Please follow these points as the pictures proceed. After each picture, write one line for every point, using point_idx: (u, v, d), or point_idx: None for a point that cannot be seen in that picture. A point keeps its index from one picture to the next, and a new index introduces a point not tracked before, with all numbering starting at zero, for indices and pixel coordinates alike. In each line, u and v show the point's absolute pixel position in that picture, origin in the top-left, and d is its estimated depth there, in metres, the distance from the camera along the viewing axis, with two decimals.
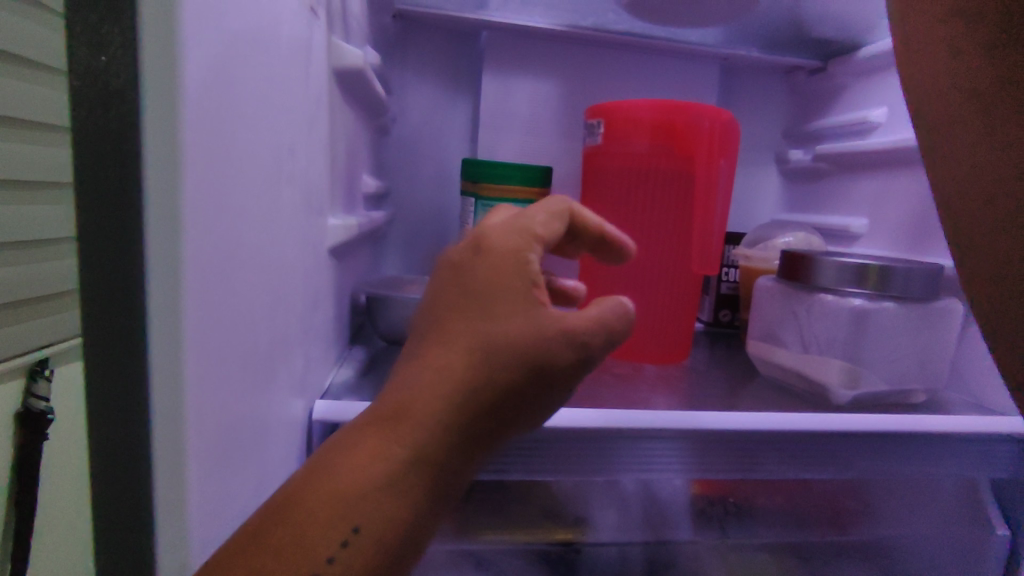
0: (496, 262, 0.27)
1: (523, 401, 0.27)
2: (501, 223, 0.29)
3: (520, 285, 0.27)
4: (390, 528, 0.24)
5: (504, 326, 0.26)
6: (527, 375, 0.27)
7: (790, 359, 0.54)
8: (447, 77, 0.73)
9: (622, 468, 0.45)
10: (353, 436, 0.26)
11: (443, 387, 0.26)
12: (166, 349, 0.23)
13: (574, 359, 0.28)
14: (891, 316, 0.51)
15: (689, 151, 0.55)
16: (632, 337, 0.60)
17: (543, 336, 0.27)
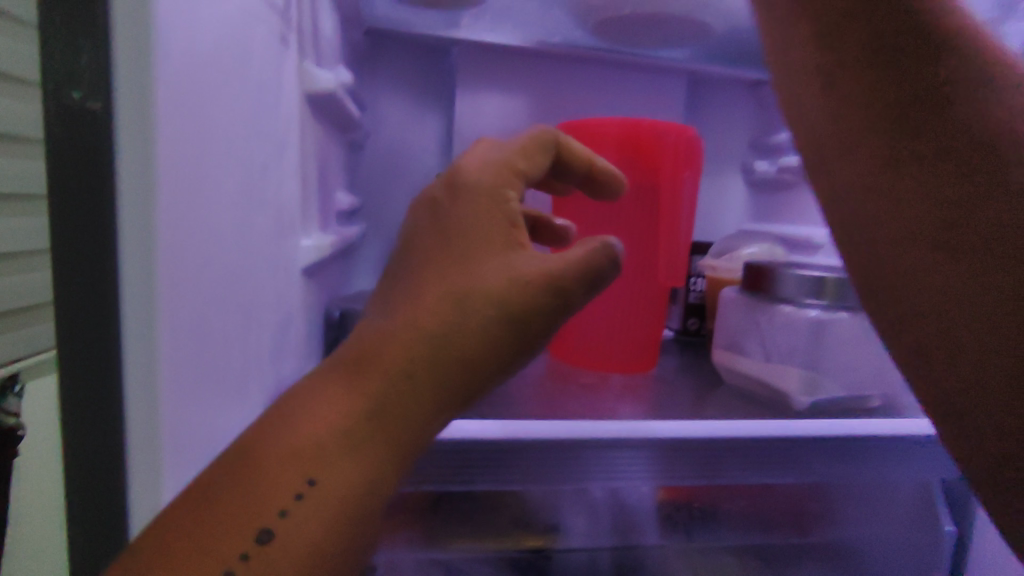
0: (471, 200, 0.29)
1: (496, 348, 0.26)
2: (480, 161, 0.31)
3: (495, 224, 0.29)
4: (351, 479, 0.24)
5: (476, 273, 0.27)
6: (500, 321, 0.26)
7: (752, 366, 0.56)
8: (420, 92, 0.74)
9: (588, 476, 0.46)
10: (316, 383, 0.25)
11: (408, 334, 0.26)
12: (140, 370, 0.24)
13: (551, 302, 0.27)
14: (847, 325, 0.53)
15: (655, 165, 0.56)
16: (602, 346, 0.61)
17: (516, 278, 0.27)
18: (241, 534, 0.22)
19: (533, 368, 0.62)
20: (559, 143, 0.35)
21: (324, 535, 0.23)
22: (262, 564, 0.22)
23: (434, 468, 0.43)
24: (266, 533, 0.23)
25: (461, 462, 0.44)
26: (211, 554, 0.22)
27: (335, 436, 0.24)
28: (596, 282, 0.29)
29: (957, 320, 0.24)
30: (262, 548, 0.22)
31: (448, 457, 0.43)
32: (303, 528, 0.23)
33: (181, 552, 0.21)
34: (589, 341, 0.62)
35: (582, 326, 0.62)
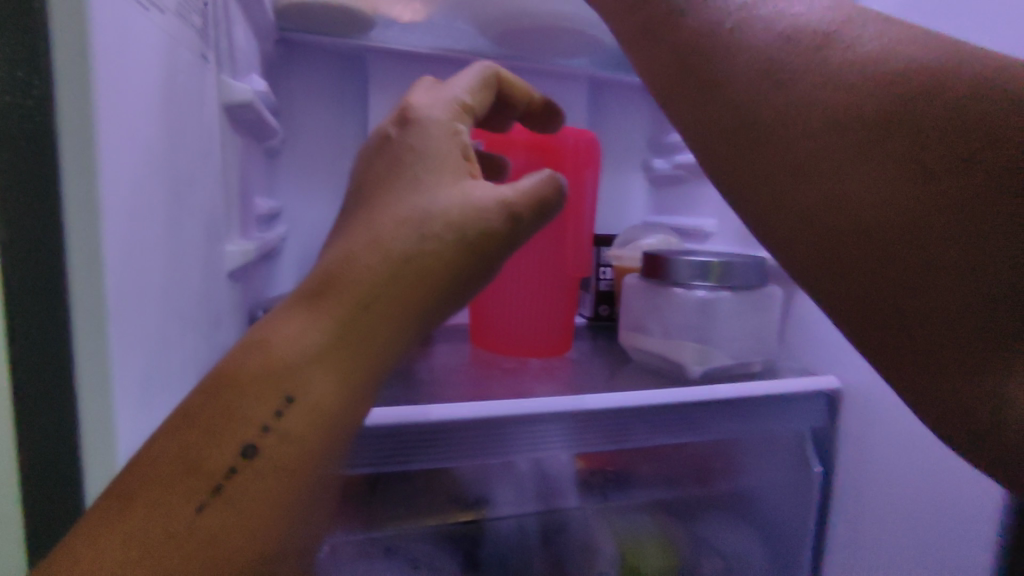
0: (427, 133, 0.32)
1: (455, 269, 0.29)
2: (429, 99, 0.34)
3: (450, 155, 0.32)
4: (323, 395, 0.26)
5: (434, 201, 0.30)
6: (457, 245, 0.29)
7: (654, 344, 0.63)
8: (336, 97, 0.76)
9: (512, 449, 0.51)
10: (283, 314, 0.28)
11: (369, 260, 0.28)
12: (93, 374, 0.26)
13: (504, 228, 0.30)
14: (730, 302, 0.60)
15: (559, 166, 0.62)
16: (520, 334, 0.67)
17: (470, 204, 0.30)
18: (229, 451, 0.25)
19: (457, 357, 0.66)
20: (500, 79, 0.39)
21: (301, 449, 0.26)
22: (246, 478, 0.25)
23: (369, 450, 0.46)
24: (251, 449, 0.25)
25: (398, 444, 0.48)
26: (203, 470, 0.24)
27: (307, 358, 0.26)
28: (549, 206, 0.32)
29: (860, 264, 0.25)
30: (249, 461, 0.25)
31: (385, 441, 0.47)
32: (285, 441, 0.25)
33: (173, 470, 0.24)
34: (508, 330, 0.67)
35: (501, 316, 0.67)
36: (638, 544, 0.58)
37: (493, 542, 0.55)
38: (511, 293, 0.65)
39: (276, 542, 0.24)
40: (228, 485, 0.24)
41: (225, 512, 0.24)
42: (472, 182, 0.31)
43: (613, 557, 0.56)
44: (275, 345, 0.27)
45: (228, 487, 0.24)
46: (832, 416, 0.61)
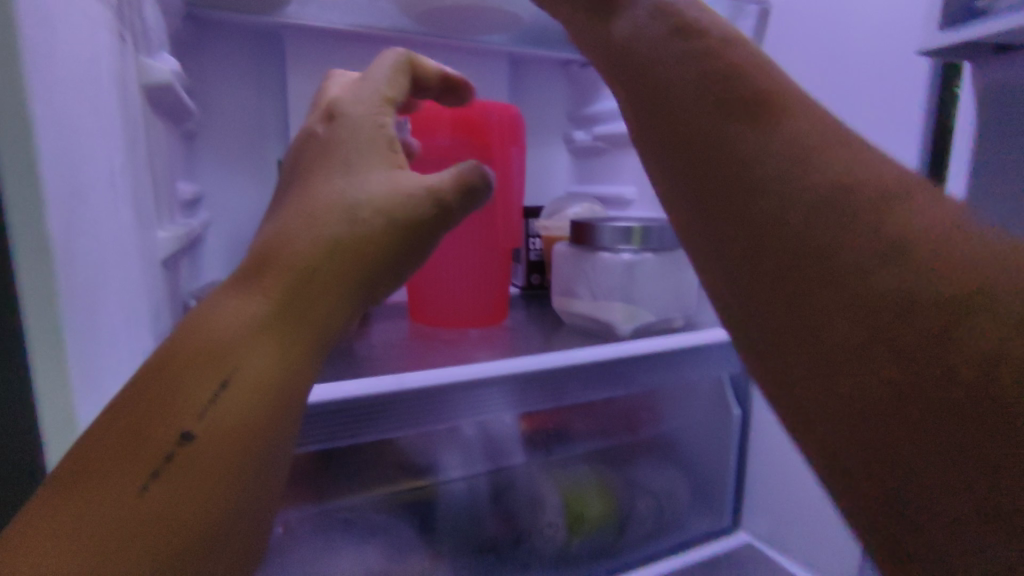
0: (354, 127, 0.34)
1: (389, 247, 0.31)
2: (353, 93, 0.36)
3: (378, 146, 0.34)
4: (264, 371, 0.27)
5: (363, 188, 0.31)
6: (389, 224, 0.31)
7: (585, 307, 0.67)
8: (252, 76, 0.74)
9: (456, 416, 0.54)
10: (219, 298, 0.28)
11: (305, 240, 0.29)
12: (45, 343, 0.27)
13: (433, 212, 0.32)
14: (652, 264, 0.65)
15: (485, 141, 0.64)
16: (458, 307, 0.69)
17: (398, 191, 0.32)
18: (171, 432, 0.25)
19: (397, 333, 0.68)
20: (414, 64, 0.40)
21: (248, 424, 0.26)
22: (188, 458, 0.24)
23: (317, 429, 0.47)
24: (192, 431, 0.25)
25: (345, 422, 0.49)
26: (146, 451, 0.24)
27: (246, 334, 0.27)
28: (476, 191, 0.34)
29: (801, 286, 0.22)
30: (190, 443, 0.25)
31: (333, 417, 0.48)
32: (226, 419, 0.25)
33: (113, 455, 0.24)
34: (446, 304, 0.69)
35: (438, 291, 0.68)
36: (582, 493, 0.62)
37: (445, 506, 0.59)
38: (446, 268, 0.67)
39: (226, 517, 0.24)
40: (173, 464, 0.24)
41: (174, 486, 0.24)
42: (398, 171, 0.33)
43: (559, 508, 0.60)
44: (220, 322, 0.27)
45: (170, 469, 0.24)
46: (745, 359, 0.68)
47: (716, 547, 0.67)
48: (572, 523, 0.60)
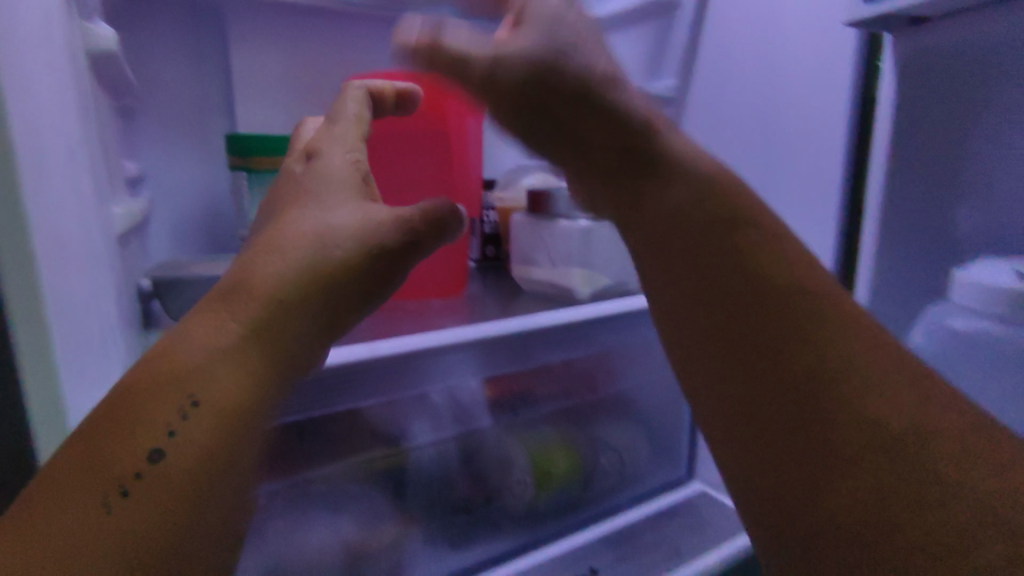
0: (329, 164, 0.38)
1: (355, 273, 0.35)
2: (327, 136, 0.40)
3: (350, 180, 0.37)
4: (227, 394, 0.28)
5: (336, 219, 0.35)
6: (357, 252, 0.35)
7: (544, 273, 0.69)
8: (192, 49, 0.72)
9: (424, 381, 0.55)
10: (187, 323, 0.30)
11: (273, 268, 0.32)
12: (21, 294, 0.33)
13: (399, 241, 0.36)
14: (608, 229, 0.67)
15: (446, 113, 0.64)
16: (418, 277, 0.69)
17: (368, 220, 0.36)
18: (135, 454, 0.26)
19: None
20: (371, 93, 0.45)
21: (210, 445, 0.27)
22: (153, 479, 0.26)
23: (294, 401, 0.48)
24: (157, 453, 0.26)
25: (322, 393, 0.49)
26: (107, 472, 0.26)
27: (210, 358, 0.29)
28: (440, 221, 0.38)
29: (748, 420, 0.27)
30: (155, 465, 0.26)
31: (308, 390, 0.48)
32: (191, 441, 0.27)
33: (76, 477, 0.25)
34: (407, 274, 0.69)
35: None
36: (548, 453, 0.65)
37: (416, 475, 0.60)
38: None
39: (189, 535, 0.26)
40: (136, 486, 0.26)
41: (137, 509, 0.25)
42: (368, 203, 0.37)
43: (527, 468, 0.64)
44: (194, 342, 0.29)
45: (135, 491, 0.26)
46: None
47: (671, 497, 0.72)
48: (540, 480, 0.64)
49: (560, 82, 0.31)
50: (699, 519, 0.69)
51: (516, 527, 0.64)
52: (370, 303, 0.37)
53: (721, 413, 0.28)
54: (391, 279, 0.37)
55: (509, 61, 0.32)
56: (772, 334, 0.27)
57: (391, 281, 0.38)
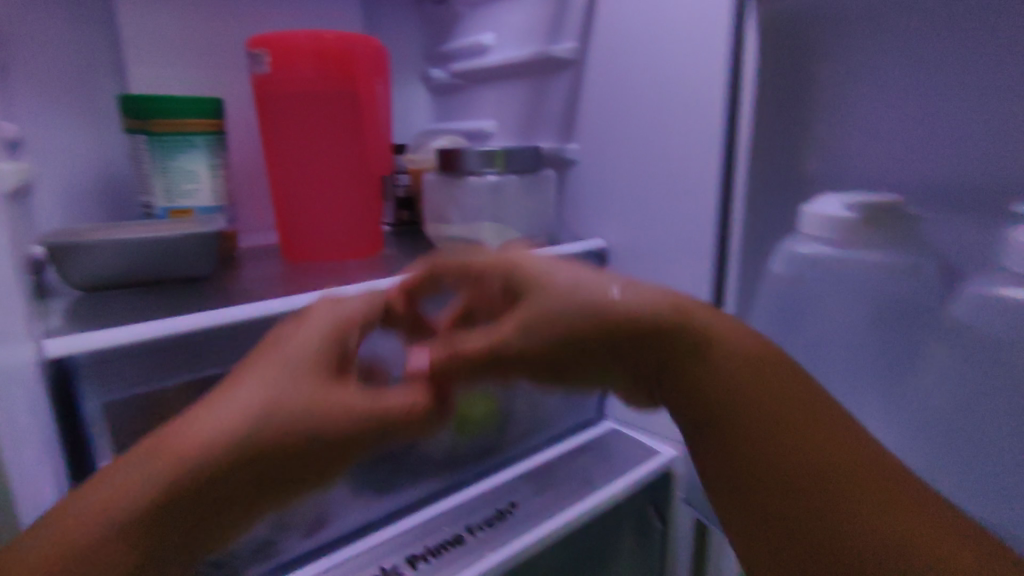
0: (299, 340, 0.39)
1: (290, 454, 0.37)
2: (320, 311, 0.43)
3: (317, 368, 0.39)
4: (121, 560, 0.33)
5: (285, 397, 0.37)
6: (298, 438, 0.37)
7: (456, 230, 0.72)
8: (71, 5, 0.68)
9: None
10: (117, 471, 0.34)
11: (198, 443, 0.34)
12: None
13: (343, 437, 0.39)
14: (515, 184, 0.70)
15: (352, 72, 0.66)
16: (334, 237, 0.71)
17: (317, 412, 0.37)
18: None
19: (273, 270, 0.68)
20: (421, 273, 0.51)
21: None
22: None
23: (210, 350, 0.49)
24: None
25: (195, 353, 0.48)
26: None
27: (116, 530, 0.33)
28: (390, 420, 0.40)
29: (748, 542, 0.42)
30: None
31: (223, 341, 0.50)
32: None
33: None
34: (323, 235, 0.71)
35: (313, 222, 0.70)
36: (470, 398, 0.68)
37: None
38: (320, 201, 0.70)
39: None
40: None
41: None
42: (323, 390, 0.38)
43: None
44: (96, 507, 0.33)
45: None
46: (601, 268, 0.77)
47: (582, 437, 0.79)
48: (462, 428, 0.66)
49: (579, 340, 0.44)
50: (608, 453, 0.76)
51: (437, 472, 0.66)
52: (315, 478, 0.40)
53: (737, 499, 0.42)
54: (339, 460, 0.40)
55: (524, 337, 0.44)
56: (772, 437, 0.40)
57: (341, 461, 0.40)
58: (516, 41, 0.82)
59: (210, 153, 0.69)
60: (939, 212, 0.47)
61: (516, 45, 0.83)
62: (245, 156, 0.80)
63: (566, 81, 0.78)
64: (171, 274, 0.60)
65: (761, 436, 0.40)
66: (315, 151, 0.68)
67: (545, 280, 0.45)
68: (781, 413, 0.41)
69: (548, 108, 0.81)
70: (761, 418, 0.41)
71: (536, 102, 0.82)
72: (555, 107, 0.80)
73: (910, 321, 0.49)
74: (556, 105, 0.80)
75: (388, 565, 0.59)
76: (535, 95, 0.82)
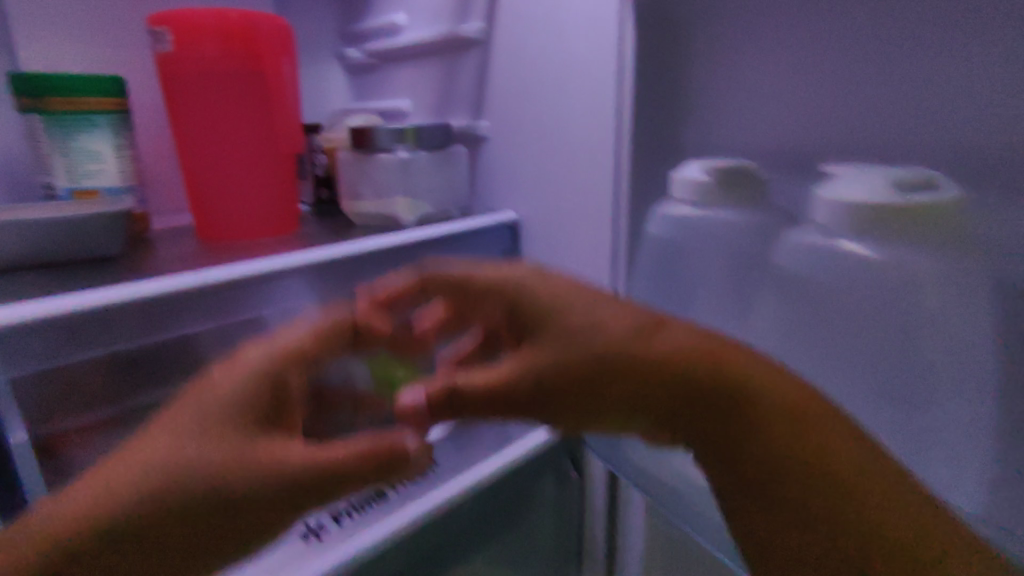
0: (188, 390, 0.37)
1: (178, 518, 0.33)
2: (224, 371, 0.37)
3: (207, 421, 0.35)
4: None
5: (156, 461, 0.34)
6: (178, 499, 0.33)
7: (371, 205, 0.75)
8: None
9: (252, 306, 0.58)
10: None
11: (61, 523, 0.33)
12: None
13: (246, 489, 0.34)
14: (426, 160, 0.74)
15: (258, 50, 0.68)
16: (250, 217, 0.72)
17: (195, 468, 0.34)
18: None
19: (187, 250, 0.68)
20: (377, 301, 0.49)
21: None
22: None
23: (121, 325, 0.50)
24: None
25: (102, 328, 0.49)
26: None
27: None
28: (321, 481, 0.36)
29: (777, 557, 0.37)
30: None
31: (135, 316, 0.51)
32: None
33: None
34: (238, 215, 0.71)
35: (228, 202, 0.71)
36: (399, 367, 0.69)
37: None
38: (235, 179, 0.71)
39: None
40: None
41: None
42: (210, 445, 0.35)
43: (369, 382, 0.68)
44: None
45: None
46: (513, 239, 0.82)
47: None
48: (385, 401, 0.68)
49: (562, 380, 0.37)
50: None
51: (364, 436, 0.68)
52: (245, 540, 0.36)
53: (757, 513, 0.36)
54: (261, 523, 0.36)
55: (519, 377, 0.38)
56: (804, 494, 0.34)
57: (267, 524, 0.36)
58: (425, 21, 0.85)
59: (113, 133, 0.68)
60: (785, 174, 0.52)
61: (426, 25, 0.85)
62: (152, 137, 0.79)
63: (474, 59, 0.81)
64: (77, 255, 0.60)
65: (756, 460, 0.35)
66: (226, 130, 0.69)
67: (554, 310, 0.38)
68: (785, 441, 0.35)
69: (458, 86, 0.84)
70: (787, 466, 0.35)
71: (447, 82, 0.85)
72: (465, 86, 0.83)
73: (754, 276, 0.54)
74: (465, 84, 0.83)
75: (311, 523, 0.61)
76: (446, 74, 0.85)
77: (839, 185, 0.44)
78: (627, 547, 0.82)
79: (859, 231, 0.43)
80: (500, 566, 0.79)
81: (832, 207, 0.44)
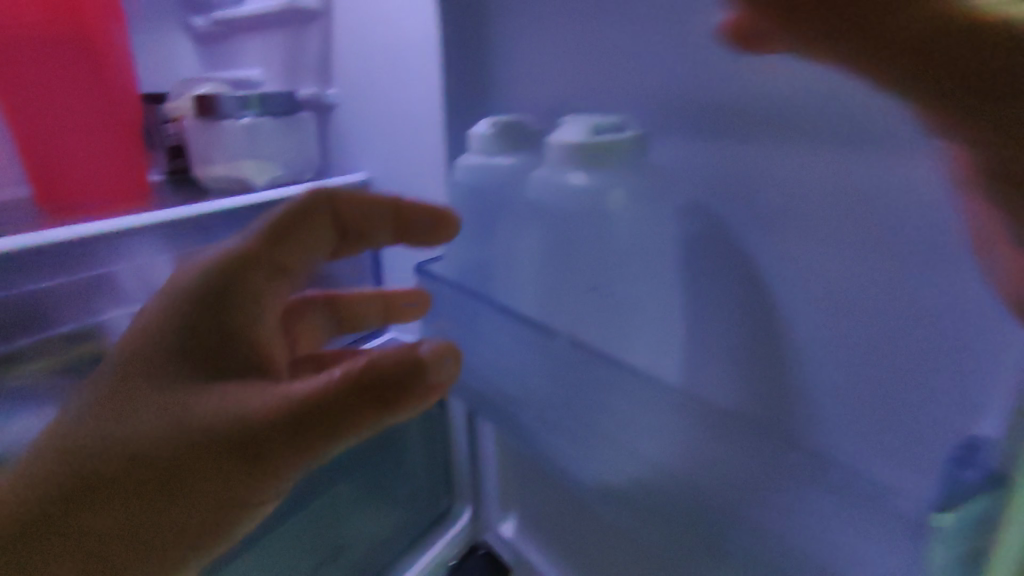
0: (131, 334, 0.48)
1: (124, 424, 0.42)
2: (152, 303, 0.50)
3: (143, 349, 0.46)
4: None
5: (103, 389, 0.45)
6: (120, 410, 0.43)
7: (221, 170, 0.79)
8: None
9: (95, 263, 0.63)
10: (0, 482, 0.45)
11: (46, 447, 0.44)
12: None
13: (183, 412, 0.41)
14: (272, 125, 0.79)
15: (84, 16, 0.69)
16: (89, 181, 0.74)
17: (126, 380, 0.44)
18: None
19: (27, 218, 0.70)
20: None
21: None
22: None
23: None
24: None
25: None
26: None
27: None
28: (258, 408, 0.40)
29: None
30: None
31: None
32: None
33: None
34: (76, 181, 0.73)
35: (63, 168, 0.72)
36: None
37: None
38: (76, 149, 0.73)
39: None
40: None
41: None
42: (143, 364, 0.45)
43: None
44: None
45: None
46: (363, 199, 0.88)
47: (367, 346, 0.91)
48: None
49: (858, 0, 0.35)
50: None
51: None
52: (201, 470, 0.41)
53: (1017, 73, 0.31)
54: (203, 445, 0.40)
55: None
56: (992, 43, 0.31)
57: (214, 448, 0.40)
58: None
59: None
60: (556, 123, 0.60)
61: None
62: None
63: (317, 30, 0.86)
64: None
65: (998, 54, 0.31)
66: (56, 96, 0.70)
67: None
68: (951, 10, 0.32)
69: (305, 57, 0.89)
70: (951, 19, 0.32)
71: (294, 52, 0.90)
72: (311, 56, 0.88)
73: (510, 217, 0.58)
74: (311, 54, 0.88)
75: None
76: (293, 45, 0.89)
77: (562, 130, 0.51)
78: (484, 471, 0.92)
79: (581, 165, 0.50)
80: (367, 494, 0.90)
81: (562, 147, 0.50)
